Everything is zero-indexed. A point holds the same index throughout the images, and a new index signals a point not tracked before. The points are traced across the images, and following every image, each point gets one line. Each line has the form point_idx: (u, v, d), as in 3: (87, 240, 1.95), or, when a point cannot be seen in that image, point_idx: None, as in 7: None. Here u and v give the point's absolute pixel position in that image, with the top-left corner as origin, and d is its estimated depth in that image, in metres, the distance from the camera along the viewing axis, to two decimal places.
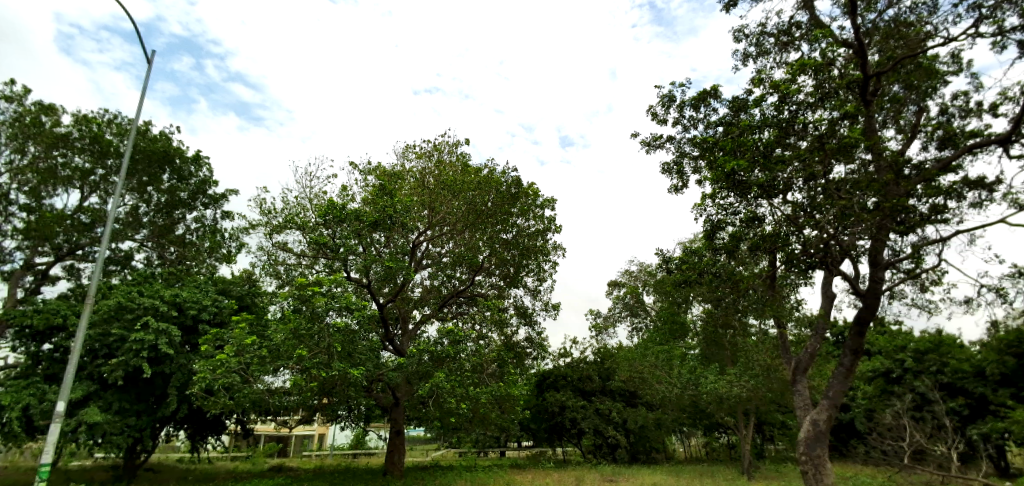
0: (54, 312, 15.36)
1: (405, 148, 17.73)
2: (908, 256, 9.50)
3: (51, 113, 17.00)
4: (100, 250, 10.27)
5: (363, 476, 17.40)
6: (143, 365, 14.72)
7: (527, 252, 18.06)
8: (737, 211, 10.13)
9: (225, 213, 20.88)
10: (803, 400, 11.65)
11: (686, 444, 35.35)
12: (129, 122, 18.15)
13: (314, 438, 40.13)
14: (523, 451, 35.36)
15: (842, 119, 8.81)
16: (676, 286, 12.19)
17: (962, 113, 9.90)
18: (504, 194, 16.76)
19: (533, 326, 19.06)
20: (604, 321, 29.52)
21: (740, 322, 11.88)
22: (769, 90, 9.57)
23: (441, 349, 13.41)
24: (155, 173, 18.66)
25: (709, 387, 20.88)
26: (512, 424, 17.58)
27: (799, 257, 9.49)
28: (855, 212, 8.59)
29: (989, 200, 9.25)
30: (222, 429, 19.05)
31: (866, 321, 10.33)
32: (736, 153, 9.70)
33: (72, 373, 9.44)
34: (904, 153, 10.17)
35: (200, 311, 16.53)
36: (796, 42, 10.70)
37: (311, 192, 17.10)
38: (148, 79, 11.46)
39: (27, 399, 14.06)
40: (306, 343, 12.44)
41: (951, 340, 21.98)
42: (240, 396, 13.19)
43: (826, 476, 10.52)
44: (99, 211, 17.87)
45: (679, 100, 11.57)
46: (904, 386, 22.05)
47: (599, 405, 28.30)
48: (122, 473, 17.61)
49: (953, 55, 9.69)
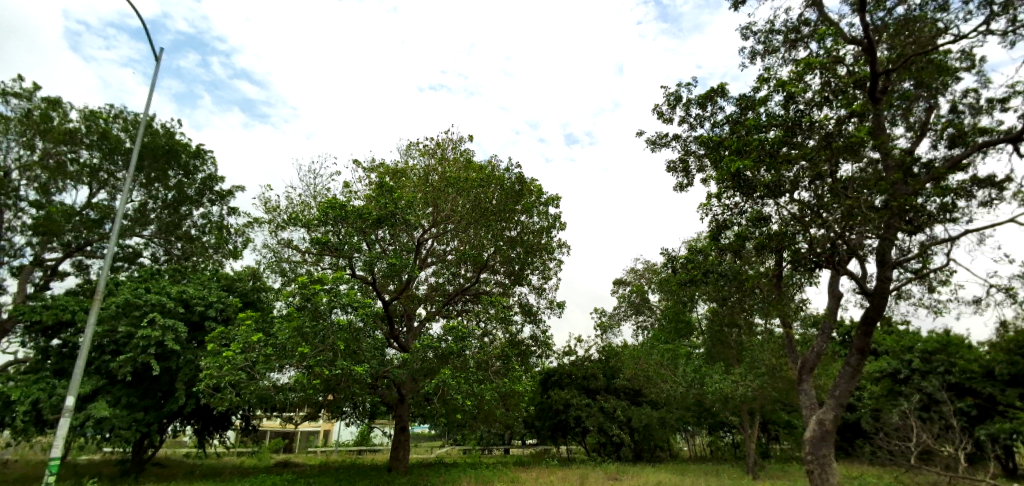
0: (63, 308, 15.54)
1: (408, 146, 17.73)
2: (916, 256, 9.45)
3: (60, 109, 17.11)
4: (109, 246, 10.39)
5: (367, 473, 17.48)
6: (150, 361, 14.89)
7: (532, 250, 18.05)
8: (743, 210, 10.13)
9: (231, 210, 20.99)
10: (809, 400, 11.58)
11: (690, 443, 35.36)
12: (136, 118, 18.24)
13: (320, 434, 40.90)
14: (527, 448, 35.53)
15: (849, 118, 8.82)
16: (681, 284, 12.22)
17: (972, 111, 9.82)
18: (508, 191, 16.78)
19: (538, 324, 19.03)
20: (609, 320, 29.60)
21: (746, 321, 11.84)
22: (775, 89, 9.58)
23: (445, 346, 13.33)
24: (162, 170, 18.77)
25: (715, 386, 20.73)
26: (516, 422, 17.62)
27: (805, 256, 9.50)
28: (862, 212, 8.54)
29: (1000, 198, 9.20)
30: (227, 424, 19.33)
31: (873, 321, 10.27)
32: (742, 153, 9.68)
33: (82, 368, 9.58)
34: (913, 151, 10.10)
35: (206, 307, 16.62)
36: (805, 40, 10.66)
37: (315, 190, 17.24)
38: (157, 77, 11.70)
39: (36, 393, 14.22)
40: (310, 339, 12.47)
41: (960, 340, 21.76)
42: (246, 393, 13.38)
43: (832, 476, 10.49)
44: (108, 208, 18.02)
45: (686, 99, 11.59)
46: (912, 386, 21.91)
47: (604, 403, 28.30)
48: (130, 467, 17.72)
49: (965, 51, 9.60)
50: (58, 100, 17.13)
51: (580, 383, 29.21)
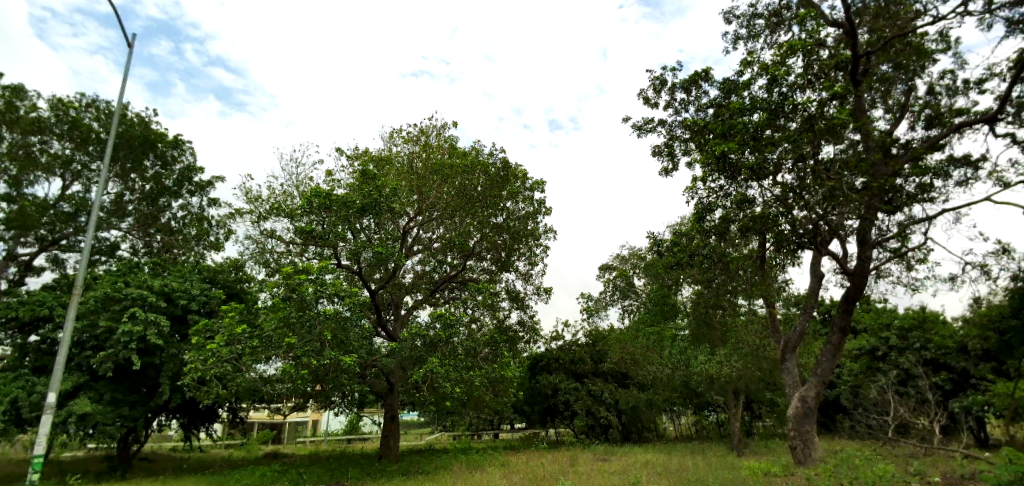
0: (40, 304, 15.23)
1: (391, 133, 17.53)
2: (895, 235, 9.64)
3: (25, 98, 16.51)
4: (86, 240, 10.16)
5: (358, 461, 17.54)
6: (132, 357, 14.67)
7: (518, 236, 18.04)
8: (728, 193, 10.19)
9: (211, 201, 20.61)
10: (792, 378, 11.88)
11: (676, 423, 36.06)
12: (108, 108, 17.73)
13: (308, 424, 40.97)
14: (516, 433, 35.91)
15: (830, 100, 8.92)
16: (667, 268, 12.35)
17: (948, 92, 9.97)
18: (493, 178, 16.69)
19: (526, 309, 19.12)
20: (595, 304, 29.78)
21: (730, 302, 12.01)
22: (758, 72, 9.62)
23: (434, 334, 13.39)
24: (138, 160, 18.29)
25: (700, 368, 20.96)
26: (506, 407, 17.71)
27: (788, 237, 9.55)
28: (844, 193, 8.67)
29: (975, 177, 9.40)
30: (215, 417, 19.15)
31: (854, 300, 10.49)
32: (727, 136, 9.76)
33: (62, 364, 9.44)
34: (892, 133, 10.27)
35: (189, 301, 16.37)
36: (787, 23, 10.69)
37: (297, 179, 17.00)
38: (128, 64, 11.54)
39: (15, 392, 13.93)
40: (296, 330, 12.37)
41: (935, 317, 22.34)
42: (233, 385, 13.23)
43: (814, 451, 10.82)
44: (83, 201, 17.53)
45: (671, 84, 11.58)
46: (889, 363, 22.53)
47: (592, 387, 28.57)
48: (117, 463, 17.54)
49: (942, 33, 9.72)
50: (23, 90, 16.53)
51: (568, 367, 29.49)
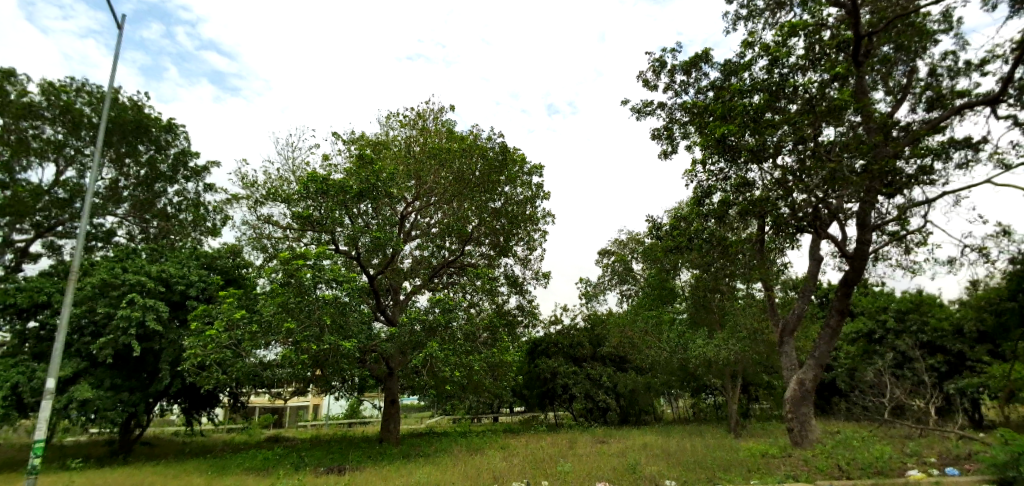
0: (38, 290, 15.22)
1: (388, 116, 17.36)
2: (894, 218, 9.60)
3: (15, 82, 16.26)
4: (81, 226, 10.07)
5: (359, 445, 17.69)
6: (131, 342, 14.68)
7: (517, 221, 17.98)
8: (727, 176, 10.12)
9: (207, 186, 20.46)
10: (789, 361, 11.93)
11: (674, 406, 36.38)
12: (100, 92, 17.50)
13: (309, 409, 41.25)
14: (516, 416, 36.22)
15: (831, 81, 8.81)
16: (666, 252, 12.31)
17: (950, 73, 9.85)
18: (491, 162, 16.57)
19: (524, 294, 19.14)
20: (594, 289, 29.82)
21: (728, 286, 12.02)
22: (759, 53, 9.49)
23: (433, 318, 13.38)
24: (132, 145, 18.11)
25: (698, 351, 21.06)
26: (505, 391, 17.81)
27: (787, 221, 9.51)
28: (844, 176, 8.61)
29: (976, 159, 9.32)
30: (216, 402, 19.25)
31: (853, 283, 10.49)
32: (727, 118, 9.65)
33: (60, 350, 9.44)
34: (893, 115, 10.18)
35: (187, 287, 16.33)
36: (789, 3, 10.51)
37: (293, 164, 16.86)
38: (118, 47, 11.34)
39: (15, 377, 13.96)
40: (295, 315, 12.36)
41: (932, 299, 22.40)
42: (233, 370, 13.26)
43: (811, 432, 10.92)
44: (78, 186, 17.42)
45: (670, 66, 11.44)
46: (886, 345, 22.65)
47: (590, 370, 28.73)
48: (119, 448, 17.67)
49: (945, 13, 9.57)
50: (13, 74, 16.28)
51: (566, 351, 29.62)
